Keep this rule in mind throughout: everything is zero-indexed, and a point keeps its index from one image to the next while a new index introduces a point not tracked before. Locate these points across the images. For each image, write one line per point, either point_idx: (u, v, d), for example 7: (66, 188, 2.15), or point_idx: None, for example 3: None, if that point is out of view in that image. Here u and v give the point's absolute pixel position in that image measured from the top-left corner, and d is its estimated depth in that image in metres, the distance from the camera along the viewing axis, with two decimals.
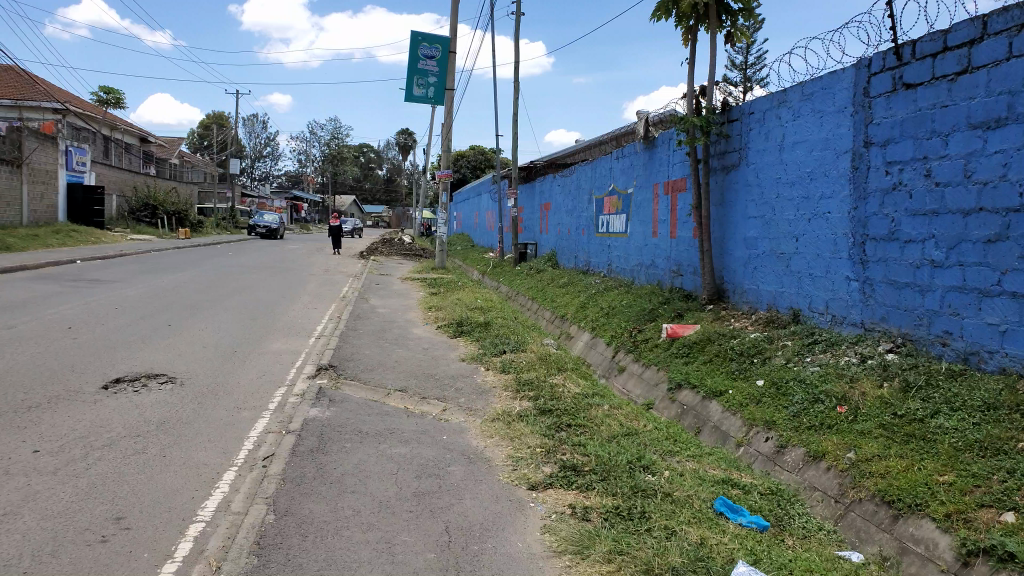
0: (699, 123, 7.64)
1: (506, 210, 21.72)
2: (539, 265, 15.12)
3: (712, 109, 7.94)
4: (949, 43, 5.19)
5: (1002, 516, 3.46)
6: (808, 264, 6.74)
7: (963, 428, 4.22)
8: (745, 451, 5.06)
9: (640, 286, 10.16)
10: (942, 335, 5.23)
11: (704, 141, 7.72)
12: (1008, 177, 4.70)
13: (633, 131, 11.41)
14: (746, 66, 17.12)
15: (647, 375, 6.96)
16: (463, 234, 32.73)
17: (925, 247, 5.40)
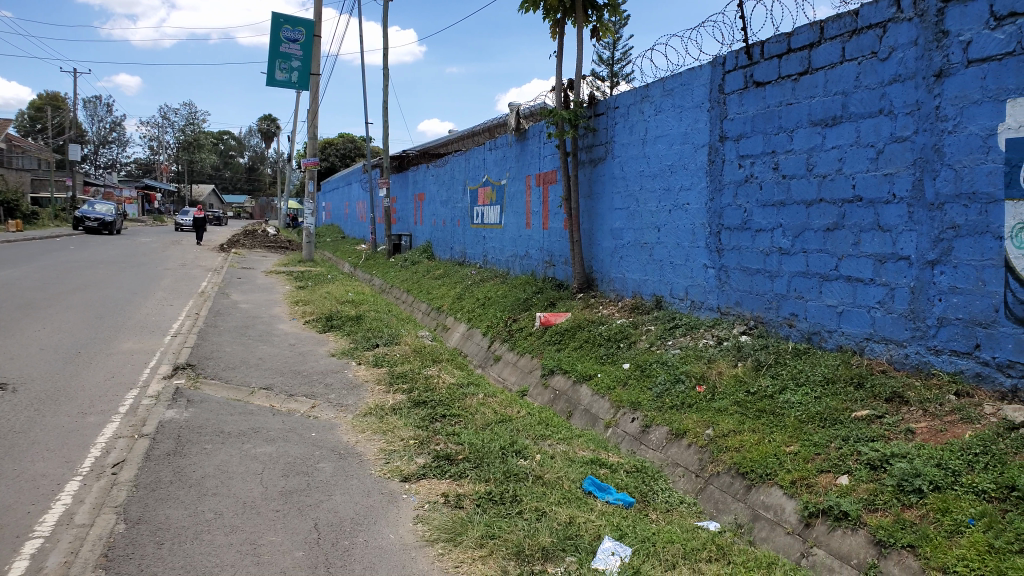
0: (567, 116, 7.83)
1: (378, 201, 21.42)
2: (414, 257, 15.02)
3: (579, 103, 8.17)
4: (793, 45, 5.58)
5: (838, 479, 3.82)
6: (669, 253, 7.08)
7: (806, 402, 4.61)
8: (614, 432, 5.26)
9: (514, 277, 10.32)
10: (789, 318, 5.66)
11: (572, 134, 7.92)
12: (844, 171, 5.14)
13: (505, 122, 11.54)
14: (615, 61, 17.86)
15: (521, 363, 7.09)
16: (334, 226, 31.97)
17: (773, 236, 5.80)
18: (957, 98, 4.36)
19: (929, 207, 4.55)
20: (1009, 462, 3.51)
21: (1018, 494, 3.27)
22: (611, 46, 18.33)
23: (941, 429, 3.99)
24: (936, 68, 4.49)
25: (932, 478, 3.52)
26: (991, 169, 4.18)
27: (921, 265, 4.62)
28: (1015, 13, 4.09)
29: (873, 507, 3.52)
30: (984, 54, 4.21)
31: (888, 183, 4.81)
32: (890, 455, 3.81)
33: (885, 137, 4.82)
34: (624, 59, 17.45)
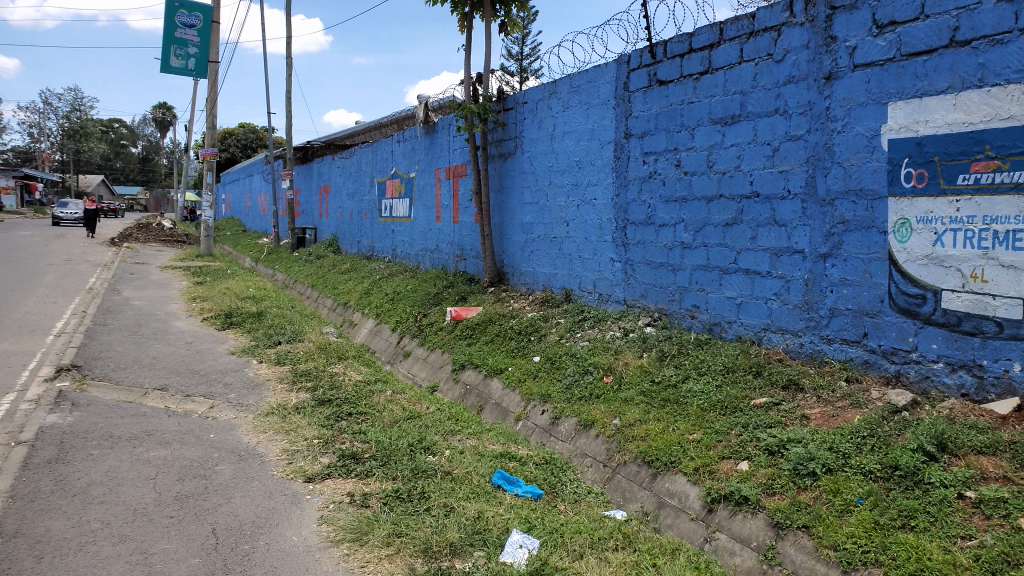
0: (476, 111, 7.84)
1: (282, 194, 20.85)
2: (320, 251, 14.70)
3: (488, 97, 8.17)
4: (694, 45, 5.73)
5: (738, 465, 3.96)
6: (577, 247, 7.17)
7: (708, 390, 4.76)
8: (524, 425, 5.28)
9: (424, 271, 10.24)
10: (691, 309, 5.84)
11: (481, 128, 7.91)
12: (742, 168, 5.33)
13: (412, 115, 11.42)
14: (524, 57, 18.03)
15: (431, 358, 7.03)
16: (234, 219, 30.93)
17: (676, 230, 5.96)
18: (845, 100, 4.60)
19: (821, 203, 4.78)
20: (893, 443, 3.76)
21: (900, 473, 3.51)
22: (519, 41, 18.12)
23: (833, 413, 4.21)
24: (826, 71, 4.71)
25: (825, 461, 3.71)
26: (876, 168, 4.44)
27: (814, 258, 4.86)
28: (895, 22, 4.32)
29: (771, 491, 3.67)
30: (869, 59, 4.45)
31: (784, 180, 5.02)
32: (786, 440, 3.98)
33: (781, 136, 5.03)
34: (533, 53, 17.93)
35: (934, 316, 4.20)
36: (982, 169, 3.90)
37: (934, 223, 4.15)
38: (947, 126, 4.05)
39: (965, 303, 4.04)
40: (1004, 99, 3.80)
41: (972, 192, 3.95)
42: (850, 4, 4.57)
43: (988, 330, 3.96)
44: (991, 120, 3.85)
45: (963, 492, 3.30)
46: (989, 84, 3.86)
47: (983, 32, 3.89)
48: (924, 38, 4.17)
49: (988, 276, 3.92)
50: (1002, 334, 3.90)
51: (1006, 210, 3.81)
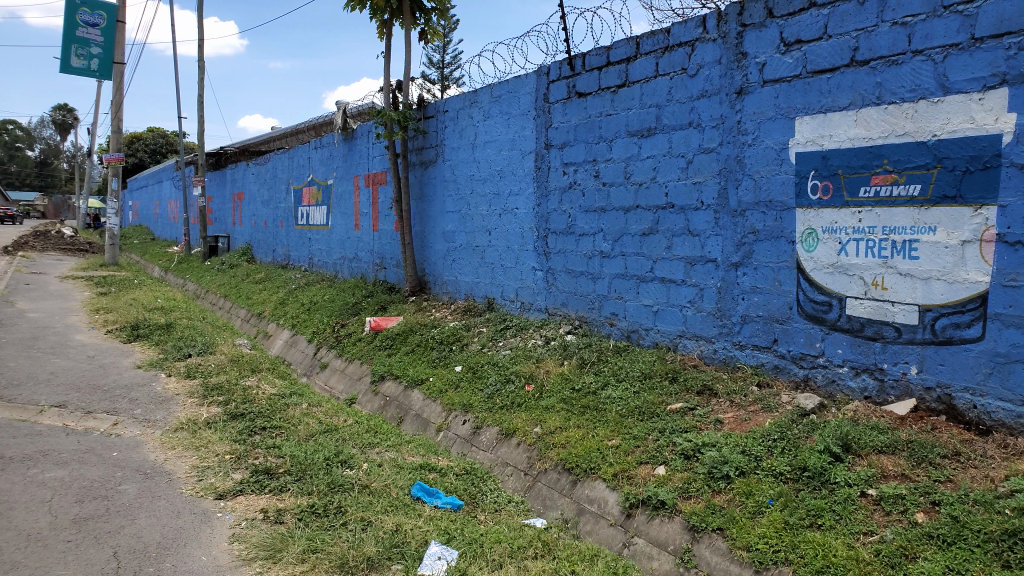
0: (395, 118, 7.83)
1: (192, 200, 20.17)
2: (234, 260, 14.28)
3: (409, 105, 8.12)
4: (611, 58, 5.84)
5: (656, 469, 4.04)
6: (499, 255, 7.19)
7: (626, 396, 4.85)
8: (445, 435, 5.24)
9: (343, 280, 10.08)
10: (610, 317, 5.94)
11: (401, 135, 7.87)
12: (658, 179, 5.46)
13: (330, 121, 11.25)
14: (444, 65, 18.06)
15: (350, 370, 6.91)
16: (141, 227, 29.72)
17: (595, 239, 6.05)
18: (756, 115, 4.78)
19: (733, 214, 4.95)
20: (801, 445, 3.91)
21: (808, 474, 3.66)
22: (441, 49, 18.27)
23: (746, 417, 4.35)
24: (737, 86, 4.88)
25: (737, 464, 3.83)
26: (784, 180, 4.63)
27: (726, 267, 5.02)
28: (801, 41, 4.52)
29: (686, 494, 3.75)
30: (777, 75, 4.64)
31: (697, 191, 5.17)
32: (700, 444, 4.09)
33: (695, 148, 5.18)
34: (450, 64, 18.37)
35: (839, 322, 4.41)
36: (882, 183, 4.12)
37: (837, 233, 4.36)
38: (849, 140, 4.27)
39: (867, 310, 4.26)
40: (900, 116, 4.03)
41: (872, 204, 4.18)
42: (759, 22, 4.75)
43: (888, 335, 4.18)
44: (889, 136, 4.08)
45: (865, 490, 3.47)
46: (886, 102, 4.09)
47: (881, 52, 4.11)
48: (827, 57, 4.37)
49: (887, 284, 4.15)
50: (900, 338, 4.13)
51: (903, 222, 4.04)
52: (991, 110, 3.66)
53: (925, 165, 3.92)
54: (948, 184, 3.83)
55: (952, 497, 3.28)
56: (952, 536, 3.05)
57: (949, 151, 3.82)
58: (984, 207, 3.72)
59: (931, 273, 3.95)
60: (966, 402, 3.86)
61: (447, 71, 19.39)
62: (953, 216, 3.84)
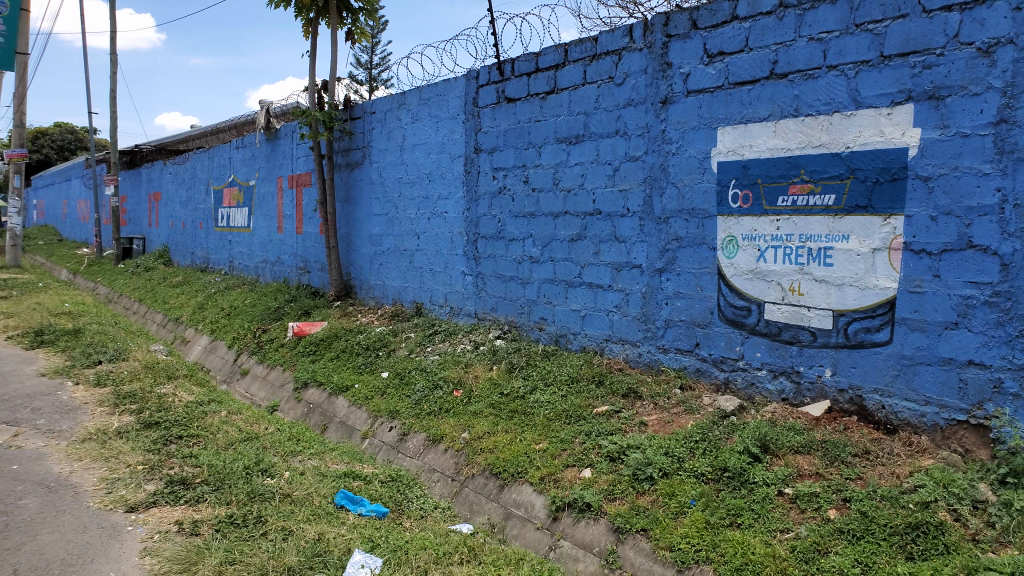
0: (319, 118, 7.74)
1: (103, 200, 19.32)
2: (149, 262, 13.74)
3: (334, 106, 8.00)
4: (540, 65, 5.88)
5: (582, 472, 4.08)
6: (427, 260, 7.15)
7: (553, 400, 4.88)
8: (370, 442, 5.15)
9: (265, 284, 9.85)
10: (539, 322, 5.98)
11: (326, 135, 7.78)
12: (585, 185, 5.53)
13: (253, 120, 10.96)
14: (372, 66, 17.92)
15: (271, 376, 6.73)
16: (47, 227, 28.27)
17: (524, 244, 6.08)
18: (679, 124, 4.89)
19: (657, 220, 5.05)
20: (722, 446, 4.02)
21: (728, 474, 3.76)
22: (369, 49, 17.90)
23: (669, 420, 4.44)
24: (662, 95, 4.99)
25: (661, 466, 3.91)
26: (706, 188, 4.76)
27: (650, 272, 5.12)
28: (723, 53, 4.65)
29: (611, 496, 3.81)
30: (700, 86, 4.76)
31: (623, 199, 5.26)
32: (625, 447, 4.16)
33: (621, 156, 5.26)
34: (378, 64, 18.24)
35: (758, 326, 4.56)
36: (798, 192, 4.28)
37: (756, 241, 4.51)
38: (768, 151, 4.42)
39: (785, 314, 4.42)
40: (816, 128, 4.20)
41: (789, 213, 4.33)
42: (683, 33, 4.87)
43: (804, 339, 4.35)
44: (805, 147, 4.25)
45: (781, 489, 3.59)
46: (803, 114, 4.25)
47: (798, 66, 4.27)
48: (747, 69, 4.51)
49: (804, 290, 4.31)
50: (816, 342, 4.30)
51: (819, 230, 4.21)
52: (899, 124, 3.86)
53: (838, 176, 4.10)
54: (860, 194, 4.01)
55: (862, 494, 3.43)
56: (861, 530, 3.19)
57: (860, 163, 4.00)
58: (892, 216, 3.91)
59: (844, 279, 4.13)
60: (876, 403, 4.06)
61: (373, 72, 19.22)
62: (864, 225, 4.02)
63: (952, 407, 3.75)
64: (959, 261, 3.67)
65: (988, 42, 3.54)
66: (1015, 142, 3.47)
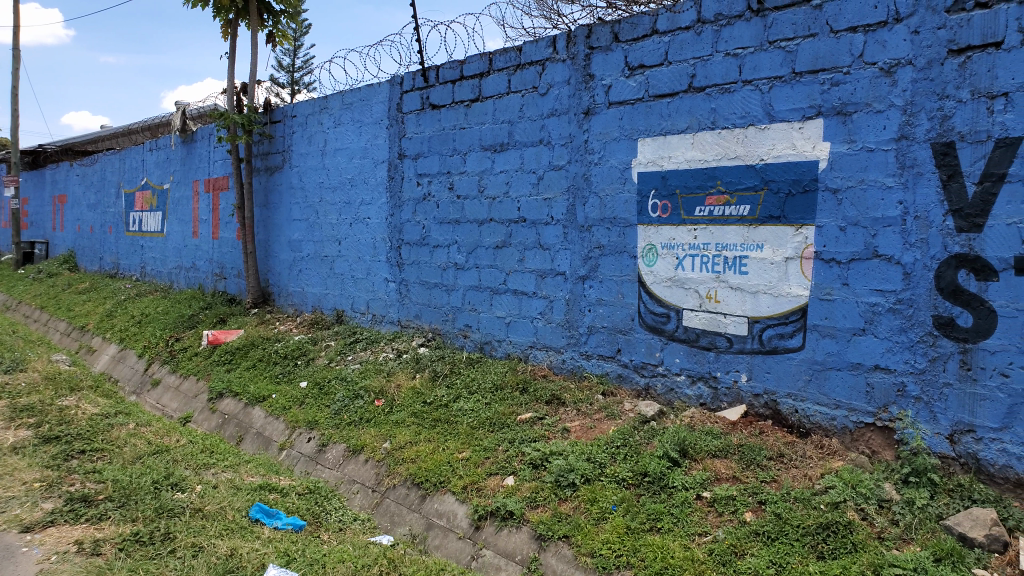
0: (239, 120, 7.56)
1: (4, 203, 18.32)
2: (52, 268, 13.09)
3: (253, 109, 7.82)
4: (465, 73, 5.88)
5: (505, 480, 4.07)
6: (349, 267, 7.04)
7: (477, 408, 4.87)
8: (288, 454, 5.01)
9: (179, 291, 9.54)
10: (464, 329, 5.96)
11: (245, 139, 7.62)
12: (510, 194, 5.55)
13: (168, 122, 10.59)
14: (293, 69, 17.63)
15: (185, 388, 6.49)
16: None
17: (449, 252, 6.06)
18: (602, 134, 4.96)
19: (581, 229, 5.10)
20: (642, 451, 4.08)
21: (648, 479, 3.82)
22: (291, 52, 17.61)
23: (591, 426, 4.48)
24: (585, 106, 5.05)
25: (583, 472, 3.93)
26: (627, 198, 4.84)
27: (574, 280, 5.17)
28: (643, 66, 4.74)
29: (534, 504, 3.81)
30: (622, 98, 4.85)
31: (547, 207, 5.30)
32: (548, 454, 4.17)
33: (545, 165, 5.31)
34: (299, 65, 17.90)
35: (677, 333, 4.65)
36: (715, 203, 4.40)
37: (675, 250, 4.61)
38: (686, 162, 4.53)
39: (702, 321, 4.53)
40: (732, 140, 4.32)
41: (706, 222, 4.45)
42: (606, 45, 4.95)
43: (721, 345, 4.46)
44: (722, 159, 4.36)
45: (700, 493, 3.66)
46: (720, 127, 4.37)
47: (715, 80, 4.39)
48: (667, 82, 4.62)
49: (720, 297, 4.42)
50: (732, 348, 4.42)
51: (734, 239, 4.33)
52: (810, 138, 4.01)
53: (753, 187, 4.23)
54: (773, 205, 4.15)
55: (775, 496, 3.54)
56: (775, 532, 3.29)
57: (774, 175, 4.14)
58: (804, 227, 4.06)
59: (759, 287, 4.25)
60: (789, 407, 4.19)
61: (295, 75, 18.86)
62: (777, 235, 4.16)
63: (860, 410, 3.91)
64: (865, 270, 3.84)
65: (890, 62, 3.71)
66: (915, 157, 3.64)
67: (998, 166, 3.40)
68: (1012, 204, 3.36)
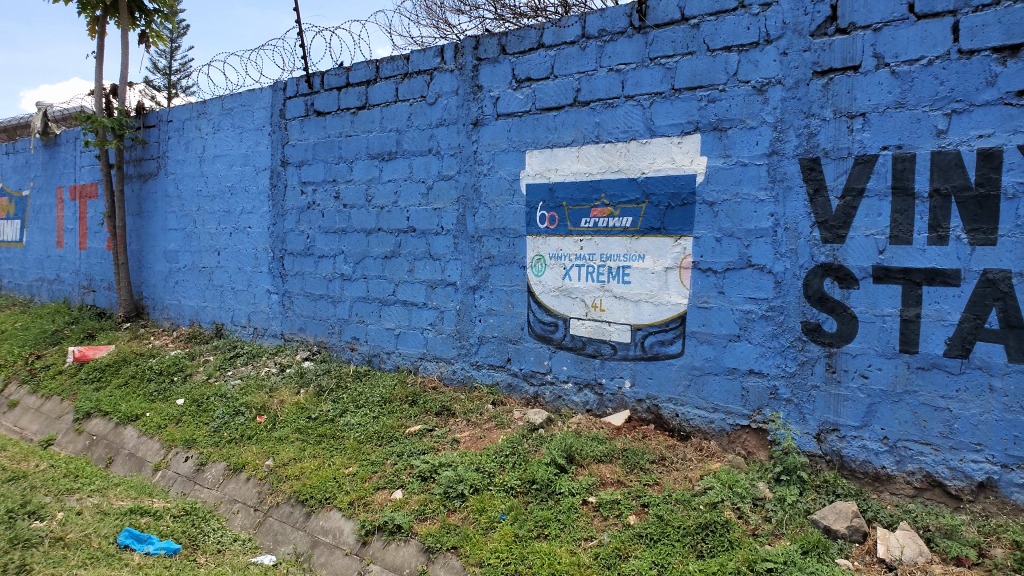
0: (108, 125, 7.16)
1: None
2: None
3: (124, 111, 7.43)
4: (351, 80, 5.79)
5: (393, 494, 4.03)
6: (230, 278, 6.80)
7: (364, 422, 4.80)
8: (162, 475, 4.76)
9: (41, 305, 8.97)
10: (351, 342, 5.87)
11: (115, 144, 7.25)
12: (399, 203, 5.50)
13: (27, 124, 9.90)
14: (170, 70, 16.89)
15: (47, 408, 6.07)
16: None
17: (336, 262, 5.94)
18: (490, 145, 5.00)
19: (471, 239, 5.12)
20: (530, 459, 4.13)
21: (536, 486, 3.86)
22: (167, 53, 16.87)
23: (480, 435, 4.51)
24: (473, 117, 5.08)
25: (472, 482, 3.94)
26: (516, 209, 4.89)
27: (464, 290, 5.18)
28: (530, 78, 4.81)
29: (422, 517, 3.78)
30: (510, 109, 4.90)
31: (437, 217, 5.29)
32: (437, 465, 4.16)
33: (434, 175, 5.29)
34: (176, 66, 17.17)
35: (565, 341, 4.74)
36: (600, 215, 4.51)
37: (563, 260, 4.69)
38: (573, 174, 4.62)
39: (588, 329, 4.63)
40: (615, 154, 4.44)
41: (592, 233, 4.55)
42: (493, 57, 4.99)
43: (606, 353, 4.57)
44: (606, 171, 4.48)
45: (586, 498, 3.74)
46: (604, 140, 4.48)
47: (599, 95, 4.50)
48: (553, 95, 4.70)
49: (605, 306, 4.54)
50: (616, 355, 4.53)
51: (618, 250, 4.45)
52: (688, 153, 4.17)
53: (635, 200, 4.36)
54: (654, 217, 4.29)
55: (657, 499, 3.66)
56: (657, 533, 3.39)
57: (655, 188, 4.28)
58: (682, 238, 4.21)
59: (641, 296, 4.39)
60: (670, 411, 4.34)
61: (172, 76, 18.06)
62: (657, 246, 4.30)
63: (736, 413, 4.08)
64: (739, 279, 4.02)
65: (760, 81, 3.91)
66: (785, 172, 3.85)
67: (858, 181, 3.63)
68: (870, 217, 3.60)
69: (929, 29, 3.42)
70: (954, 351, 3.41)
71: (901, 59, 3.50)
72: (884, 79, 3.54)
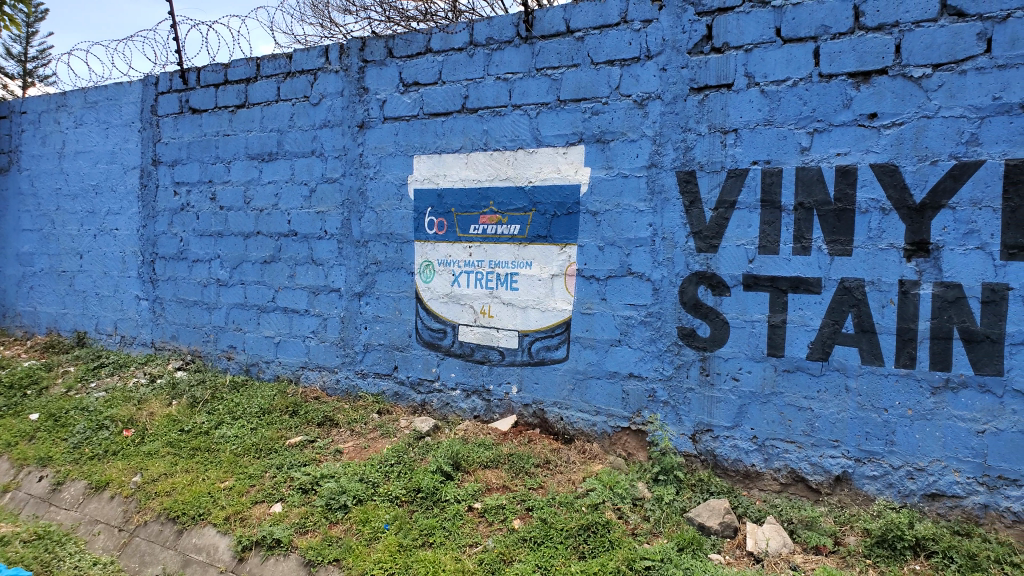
0: None
1: None
2: None
3: None
4: (229, 77, 5.56)
5: (272, 507, 3.89)
6: (94, 283, 6.38)
7: (242, 434, 4.62)
8: (12, 497, 4.39)
9: None
10: (227, 350, 5.64)
11: None
12: (279, 206, 5.33)
13: None
14: (25, 57, 15.68)
15: None
16: None
17: (211, 266, 5.68)
18: (376, 148, 4.93)
19: (355, 244, 5.02)
20: (416, 467, 4.10)
21: (421, 495, 3.83)
22: (21, 39, 15.66)
23: (365, 445, 4.44)
24: (359, 119, 4.99)
25: (355, 493, 3.87)
26: (403, 214, 4.84)
27: (349, 296, 5.07)
28: (418, 83, 4.77)
29: (303, 530, 3.67)
30: (397, 113, 4.84)
31: (321, 221, 5.16)
32: (319, 477, 4.06)
33: (318, 177, 5.16)
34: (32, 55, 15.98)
35: (452, 348, 4.73)
36: (488, 221, 4.54)
37: (451, 266, 4.69)
38: (461, 180, 4.62)
39: (476, 336, 4.64)
40: (502, 162, 4.48)
41: (480, 240, 4.57)
42: (380, 60, 4.92)
43: (494, 358, 4.60)
44: (494, 179, 4.51)
45: (471, 504, 3.75)
46: (491, 148, 4.51)
47: (486, 102, 4.53)
48: (441, 101, 4.68)
49: (493, 313, 4.57)
50: (504, 361, 4.57)
51: (506, 256, 4.49)
52: (573, 163, 4.26)
53: (522, 208, 4.41)
54: (541, 225, 4.36)
55: (541, 502, 3.71)
56: (541, 537, 3.43)
57: (541, 197, 4.35)
58: (568, 246, 4.30)
59: (528, 302, 4.45)
60: (555, 415, 4.42)
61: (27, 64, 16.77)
62: (544, 253, 4.37)
63: (617, 416, 4.20)
64: (621, 286, 4.14)
65: (641, 96, 4.04)
66: (663, 184, 4.00)
67: (730, 194, 3.82)
68: (740, 228, 3.80)
69: (793, 53, 3.64)
70: (816, 354, 3.64)
71: (769, 79, 3.71)
72: (754, 97, 3.75)
